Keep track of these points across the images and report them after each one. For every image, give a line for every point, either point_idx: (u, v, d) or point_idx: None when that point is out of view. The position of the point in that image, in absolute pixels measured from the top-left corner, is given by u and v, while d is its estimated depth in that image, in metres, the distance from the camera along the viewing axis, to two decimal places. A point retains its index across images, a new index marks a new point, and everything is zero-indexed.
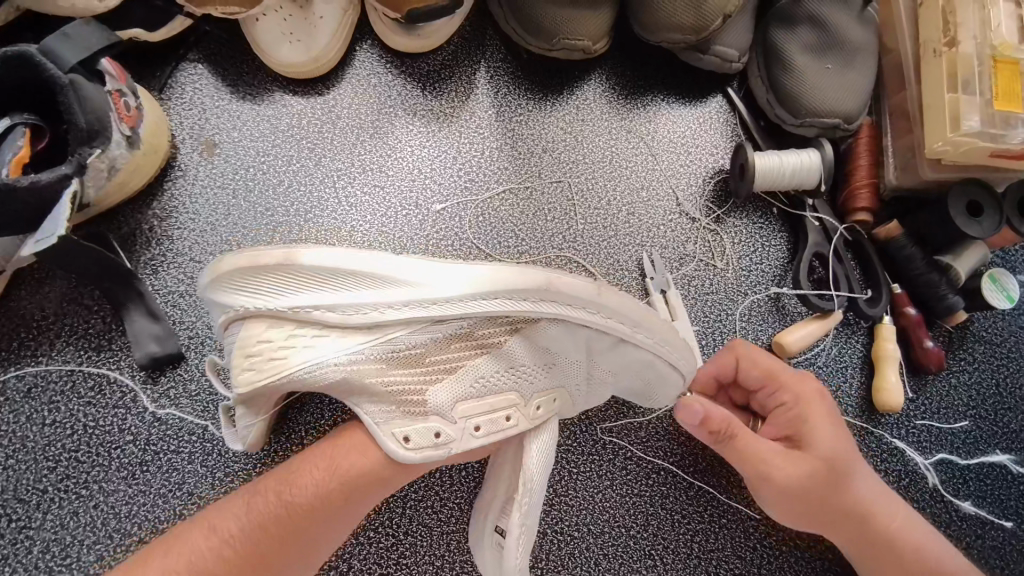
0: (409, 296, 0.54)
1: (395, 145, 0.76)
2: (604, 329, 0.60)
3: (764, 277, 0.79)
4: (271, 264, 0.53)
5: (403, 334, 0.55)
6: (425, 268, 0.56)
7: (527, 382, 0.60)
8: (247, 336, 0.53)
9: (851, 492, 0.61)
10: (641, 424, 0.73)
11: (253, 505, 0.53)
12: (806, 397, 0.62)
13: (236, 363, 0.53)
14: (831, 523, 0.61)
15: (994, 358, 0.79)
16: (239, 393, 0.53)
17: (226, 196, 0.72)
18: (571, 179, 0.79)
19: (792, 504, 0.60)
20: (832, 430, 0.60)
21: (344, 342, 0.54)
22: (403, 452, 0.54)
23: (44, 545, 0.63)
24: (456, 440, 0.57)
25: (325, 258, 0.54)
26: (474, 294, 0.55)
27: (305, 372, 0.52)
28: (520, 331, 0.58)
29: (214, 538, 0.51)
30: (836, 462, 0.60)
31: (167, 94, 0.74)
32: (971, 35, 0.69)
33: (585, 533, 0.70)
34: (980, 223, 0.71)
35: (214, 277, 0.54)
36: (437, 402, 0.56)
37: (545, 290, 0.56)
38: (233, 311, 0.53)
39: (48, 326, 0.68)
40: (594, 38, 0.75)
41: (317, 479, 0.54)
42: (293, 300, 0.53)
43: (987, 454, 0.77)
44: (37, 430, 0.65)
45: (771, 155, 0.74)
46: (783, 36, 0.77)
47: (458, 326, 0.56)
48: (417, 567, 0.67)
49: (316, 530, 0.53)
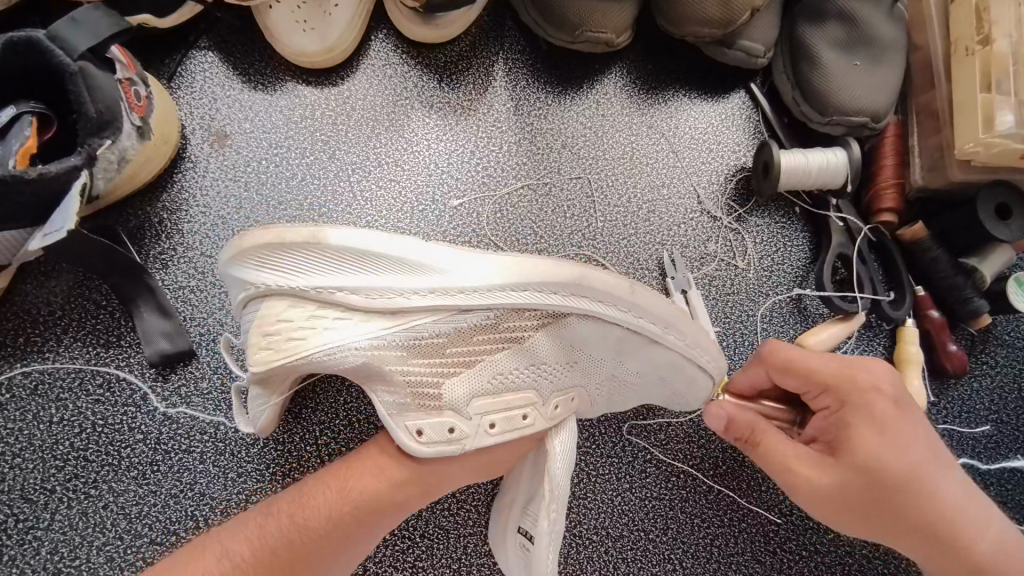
0: (434, 283, 0.52)
1: (412, 138, 0.74)
2: (633, 328, 0.58)
3: (786, 277, 0.77)
4: (295, 241, 0.50)
5: (427, 322, 0.53)
6: (453, 255, 0.53)
7: (546, 381, 0.58)
8: (268, 313, 0.50)
9: (912, 504, 0.54)
10: (661, 426, 0.72)
11: (267, 526, 0.52)
12: (847, 403, 0.57)
13: (254, 342, 0.50)
14: (893, 538, 0.56)
15: (1016, 361, 0.78)
16: (255, 373, 0.50)
17: (237, 188, 0.70)
18: (590, 175, 0.77)
19: (836, 514, 0.57)
20: (881, 437, 0.55)
21: (366, 325, 0.51)
22: (415, 446, 0.53)
23: (52, 545, 0.61)
24: (470, 437, 0.54)
25: (354, 238, 0.51)
26: (502, 284, 0.53)
27: (324, 355, 0.50)
28: (548, 326, 0.56)
29: (226, 555, 0.50)
30: (881, 475, 0.54)
31: (176, 82, 0.71)
32: (1006, 34, 0.67)
33: (604, 536, 0.68)
34: (1008, 226, 0.69)
35: (235, 251, 0.51)
36: (452, 397, 0.54)
37: (578, 285, 0.54)
38: (252, 288, 0.51)
39: (55, 321, 0.65)
40: (618, 30, 0.73)
41: (328, 501, 0.53)
42: (317, 281, 0.51)
43: (1008, 459, 0.76)
44: (44, 428, 0.63)
45: (797, 153, 0.72)
46: (810, 31, 0.75)
47: (484, 315, 0.54)
48: (434, 570, 0.66)
49: (328, 552, 0.52)
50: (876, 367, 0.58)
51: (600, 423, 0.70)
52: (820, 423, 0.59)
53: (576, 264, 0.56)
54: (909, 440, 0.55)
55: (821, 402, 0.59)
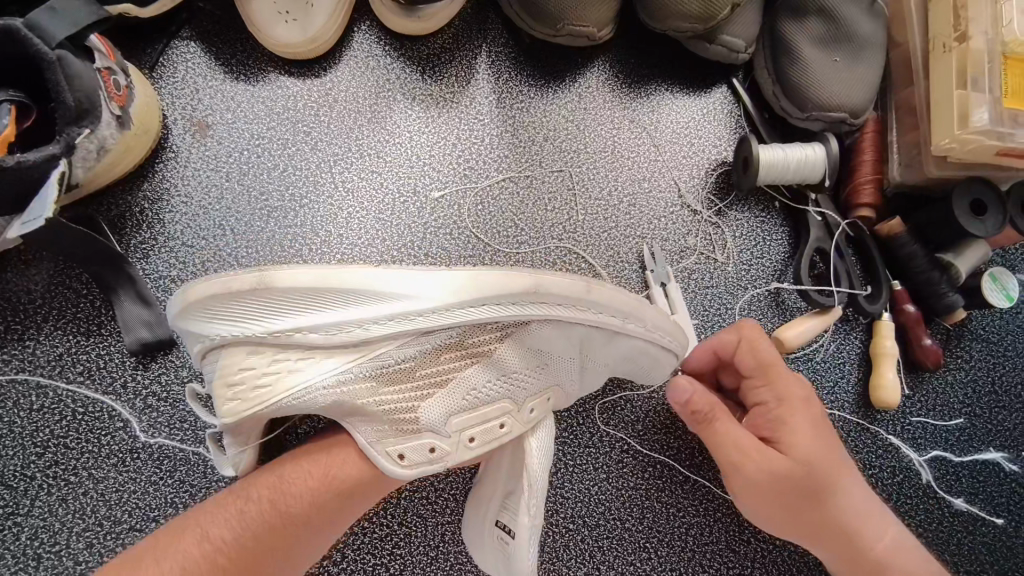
0: (396, 309, 0.52)
1: (394, 130, 0.75)
2: (597, 325, 0.59)
3: (765, 271, 0.78)
4: (244, 290, 0.49)
5: (390, 350, 0.53)
6: (406, 277, 0.53)
7: (521, 389, 0.59)
8: (227, 367, 0.50)
9: (833, 498, 0.59)
10: (638, 416, 0.72)
11: (250, 505, 0.53)
12: (790, 399, 0.60)
13: (219, 394, 0.50)
14: (807, 534, 0.61)
15: (990, 355, 0.79)
16: (225, 425, 0.51)
17: (219, 178, 0.71)
18: (572, 168, 0.77)
19: (765, 504, 0.60)
20: (814, 432, 0.59)
21: (331, 361, 0.52)
22: (399, 470, 0.54)
23: (32, 531, 0.62)
24: (451, 453, 0.56)
25: (303, 275, 0.50)
26: (460, 303, 0.53)
27: (295, 398, 0.51)
28: (509, 336, 0.57)
29: (212, 534, 0.51)
30: (812, 474, 0.58)
31: (158, 73, 0.71)
32: (981, 31, 0.68)
33: (580, 525, 0.69)
34: (983, 222, 0.70)
35: (179, 309, 0.49)
36: (430, 419, 0.55)
37: (535, 293, 0.55)
38: (207, 342, 0.50)
39: (36, 309, 0.66)
40: (600, 25, 0.73)
41: (308, 487, 0.54)
42: (273, 325, 0.50)
43: (981, 452, 0.77)
44: (24, 415, 0.64)
45: (775, 148, 0.73)
46: (791, 27, 0.75)
47: (447, 335, 0.55)
48: (411, 558, 0.67)
49: (309, 536, 0.54)
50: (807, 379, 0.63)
51: (577, 413, 0.71)
52: (759, 417, 0.62)
53: (531, 272, 0.56)
54: (833, 447, 0.60)
55: (761, 397, 0.62)
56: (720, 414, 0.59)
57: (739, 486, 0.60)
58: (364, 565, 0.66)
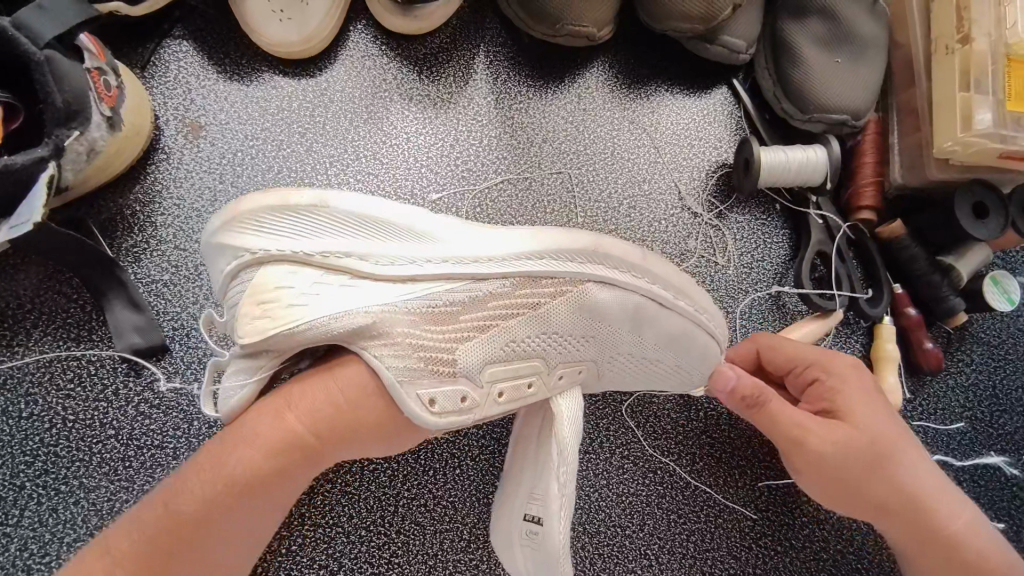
0: (443, 252, 0.53)
1: (391, 131, 0.73)
2: (651, 296, 0.59)
3: (765, 274, 0.77)
4: (301, 205, 0.52)
5: (443, 289, 0.53)
6: (462, 228, 0.55)
7: (556, 350, 0.57)
8: (263, 281, 0.50)
9: (901, 473, 0.58)
10: (639, 422, 0.72)
11: (146, 517, 0.44)
12: (843, 373, 0.60)
13: (248, 311, 0.50)
14: (880, 514, 0.58)
15: (991, 359, 0.79)
16: (245, 344, 0.49)
17: (212, 180, 0.69)
18: (571, 170, 0.76)
19: (831, 482, 0.58)
20: (871, 404, 0.59)
21: (379, 291, 0.52)
22: (425, 415, 0.51)
23: (21, 542, 0.61)
24: (480, 404, 0.54)
25: (358, 204, 0.53)
26: (518, 255, 0.55)
27: (326, 318, 0.49)
28: (568, 295, 0.56)
29: (105, 563, 0.43)
30: (874, 446, 0.57)
31: (149, 72, 0.70)
32: (984, 33, 0.67)
33: (581, 532, 0.69)
34: (985, 225, 0.70)
35: (231, 219, 0.52)
36: (466, 363, 0.53)
37: (594, 252, 0.56)
38: (249, 255, 0.51)
39: (25, 315, 0.64)
40: (599, 24, 0.72)
41: (202, 481, 0.45)
42: (320, 244, 0.52)
43: (982, 456, 0.77)
44: (14, 423, 0.62)
45: (777, 150, 0.72)
46: (792, 28, 0.75)
47: (500, 284, 0.55)
48: (410, 566, 0.66)
49: (219, 541, 0.45)
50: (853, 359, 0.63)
51: None
52: (813, 400, 0.61)
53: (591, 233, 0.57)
54: (888, 418, 0.59)
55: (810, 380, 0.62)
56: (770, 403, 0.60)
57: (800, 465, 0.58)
58: (361, 573, 0.65)
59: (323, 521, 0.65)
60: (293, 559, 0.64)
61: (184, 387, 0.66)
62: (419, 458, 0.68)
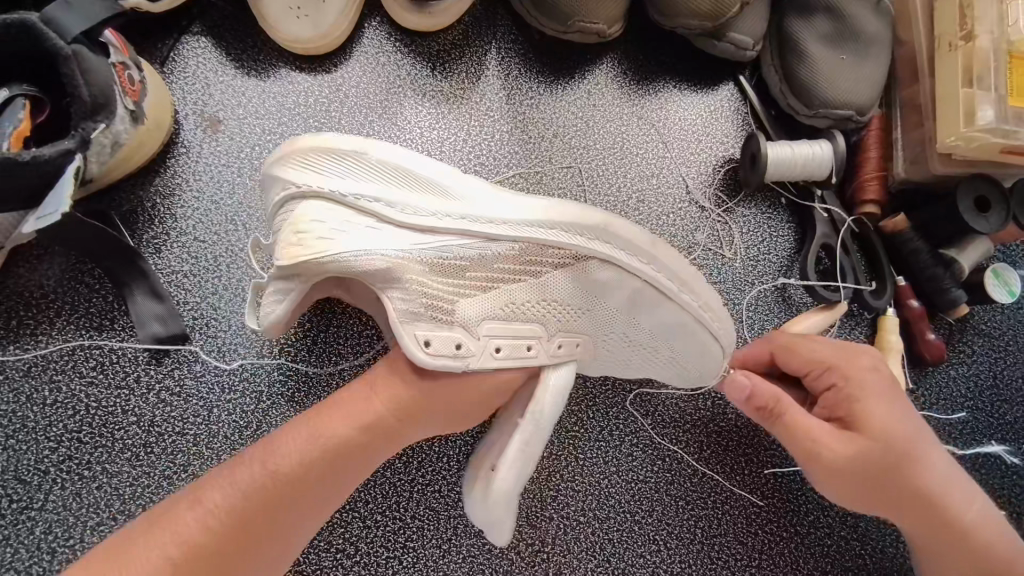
0: (463, 211, 0.55)
1: (405, 126, 0.75)
2: (652, 281, 0.60)
3: (771, 267, 0.79)
4: (347, 151, 0.54)
5: (455, 245, 0.55)
6: (488, 193, 0.57)
7: (555, 317, 0.59)
8: (303, 211, 0.53)
9: (916, 471, 0.59)
10: (648, 410, 0.73)
11: (240, 475, 0.49)
12: (858, 376, 0.61)
13: (285, 236, 0.52)
14: (896, 511, 0.60)
15: (991, 350, 0.80)
16: (279, 266, 0.52)
17: (231, 173, 0.71)
18: (580, 165, 0.78)
19: (848, 485, 0.59)
20: (886, 407, 0.59)
21: (394, 239, 0.53)
22: (424, 357, 0.53)
23: (46, 525, 0.62)
24: (475, 356, 0.55)
25: (398, 157, 0.55)
26: (529, 219, 0.56)
27: (348, 253, 0.51)
28: (571, 265, 0.58)
29: (198, 513, 0.47)
30: (893, 441, 0.58)
31: (169, 67, 0.71)
32: (987, 30, 0.69)
33: (591, 517, 0.70)
34: (987, 218, 0.71)
35: (286, 151, 0.55)
36: (464, 313, 0.55)
37: (602, 230, 0.57)
38: (295, 188, 0.54)
39: (48, 304, 0.66)
40: (609, 21, 0.74)
41: (298, 446, 0.50)
42: (354, 187, 0.54)
43: (983, 445, 0.78)
44: (38, 410, 0.64)
45: (783, 145, 0.73)
46: (798, 25, 0.76)
47: (511, 247, 0.56)
48: (424, 550, 0.67)
49: (303, 509, 0.50)
50: (870, 351, 0.64)
51: (587, 406, 0.72)
52: (828, 402, 0.62)
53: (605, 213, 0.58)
54: (907, 409, 0.60)
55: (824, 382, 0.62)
56: (791, 403, 0.60)
57: (815, 471, 0.60)
58: (377, 557, 0.66)
59: (340, 506, 0.66)
60: (311, 543, 0.65)
61: (204, 376, 0.67)
62: (433, 445, 0.70)
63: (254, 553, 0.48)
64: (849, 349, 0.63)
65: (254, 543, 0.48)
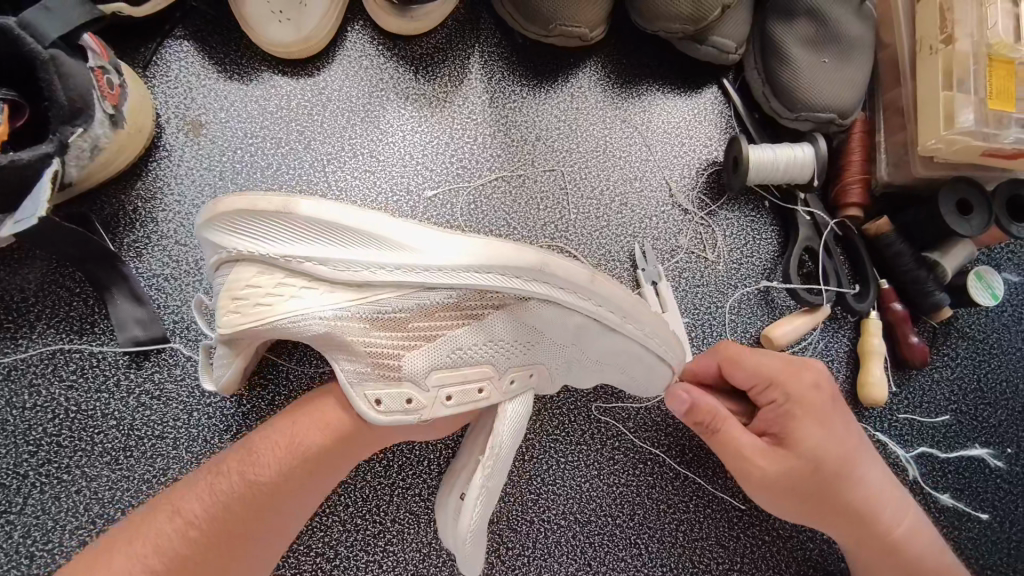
0: (402, 260, 0.53)
1: (387, 129, 0.75)
2: (595, 315, 0.59)
3: (754, 270, 0.79)
4: (268, 211, 0.51)
5: (393, 297, 0.54)
6: (424, 234, 0.54)
7: (502, 356, 0.58)
8: (236, 279, 0.52)
9: (851, 486, 0.59)
10: (629, 414, 0.73)
11: (217, 490, 0.51)
12: (799, 393, 0.60)
13: (223, 305, 0.52)
14: (828, 524, 0.61)
15: (975, 353, 0.80)
16: (223, 333, 0.52)
17: (212, 177, 0.71)
18: (563, 168, 0.78)
19: (782, 501, 0.60)
20: (821, 426, 0.59)
21: (331, 297, 0.53)
22: (374, 415, 0.54)
23: (24, 529, 0.62)
24: (427, 407, 0.56)
25: (323, 209, 0.52)
26: (464, 264, 0.53)
27: (290, 321, 0.52)
28: (508, 306, 0.57)
29: (176, 526, 0.49)
30: (826, 461, 0.58)
31: (151, 71, 0.72)
32: (967, 33, 0.69)
33: (571, 521, 0.70)
34: (968, 221, 0.71)
35: (208, 217, 0.52)
36: (412, 369, 0.55)
37: (540, 270, 0.55)
38: (224, 253, 0.53)
39: (29, 308, 0.66)
40: (591, 25, 0.74)
41: (276, 457, 0.53)
42: (283, 249, 0.52)
43: (967, 448, 0.78)
44: (17, 413, 0.64)
45: (764, 149, 0.73)
46: (781, 29, 0.76)
47: (447, 294, 0.55)
48: (403, 554, 0.67)
49: (280, 520, 0.53)
50: (814, 366, 0.62)
51: (569, 411, 0.72)
52: (769, 417, 0.61)
53: (540, 251, 0.56)
54: (845, 429, 0.60)
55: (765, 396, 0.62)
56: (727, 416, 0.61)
57: (749, 486, 0.61)
58: (356, 561, 0.66)
59: (320, 510, 0.67)
60: (290, 547, 0.65)
61: (184, 379, 0.67)
62: (413, 450, 0.70)
63: (234, 562, 0.50)
64: (794, 363, 0.62)
65: (236, 552, 0.50)
